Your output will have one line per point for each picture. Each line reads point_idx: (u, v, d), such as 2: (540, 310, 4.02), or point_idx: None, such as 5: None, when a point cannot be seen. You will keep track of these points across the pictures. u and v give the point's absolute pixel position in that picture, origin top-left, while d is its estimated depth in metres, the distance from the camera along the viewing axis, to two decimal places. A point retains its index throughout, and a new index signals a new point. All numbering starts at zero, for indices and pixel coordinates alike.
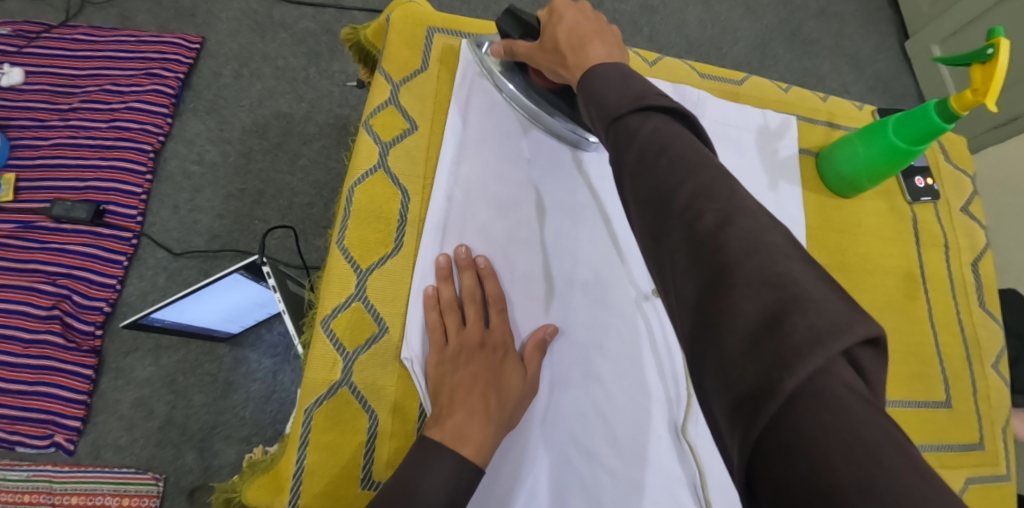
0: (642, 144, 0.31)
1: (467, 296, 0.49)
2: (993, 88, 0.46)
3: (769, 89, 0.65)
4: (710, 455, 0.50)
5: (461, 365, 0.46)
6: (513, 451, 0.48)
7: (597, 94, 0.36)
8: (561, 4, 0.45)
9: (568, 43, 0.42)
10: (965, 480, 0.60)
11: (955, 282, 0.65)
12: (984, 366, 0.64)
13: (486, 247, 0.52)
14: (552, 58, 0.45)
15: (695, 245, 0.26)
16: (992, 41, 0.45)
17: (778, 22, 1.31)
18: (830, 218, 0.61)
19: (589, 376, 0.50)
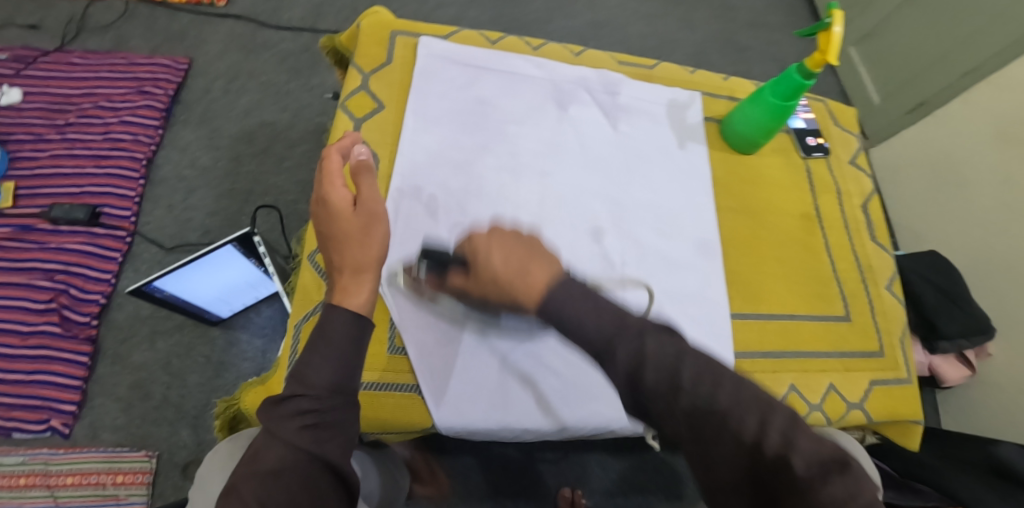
0: (654, 373, 0.36)
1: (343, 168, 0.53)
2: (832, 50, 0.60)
3: (678, 72, 0.80)
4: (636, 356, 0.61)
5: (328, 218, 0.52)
6: (471, 359, 0.57)
7: (573, 321, 0.40)
8: (483, 242, 0.46)
9: (504, 278, 0.43)
10: (869, 382, 0.71)
11: (849, 221, 0.79)
12: (879, 288, 0.77)
13: (444, 198, 0.62)
14: (486, 290, 0.46)
15: (742, 452, 0.32)
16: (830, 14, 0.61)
17: (710, 33, 1.48)
18: (735, 171, 0.76)
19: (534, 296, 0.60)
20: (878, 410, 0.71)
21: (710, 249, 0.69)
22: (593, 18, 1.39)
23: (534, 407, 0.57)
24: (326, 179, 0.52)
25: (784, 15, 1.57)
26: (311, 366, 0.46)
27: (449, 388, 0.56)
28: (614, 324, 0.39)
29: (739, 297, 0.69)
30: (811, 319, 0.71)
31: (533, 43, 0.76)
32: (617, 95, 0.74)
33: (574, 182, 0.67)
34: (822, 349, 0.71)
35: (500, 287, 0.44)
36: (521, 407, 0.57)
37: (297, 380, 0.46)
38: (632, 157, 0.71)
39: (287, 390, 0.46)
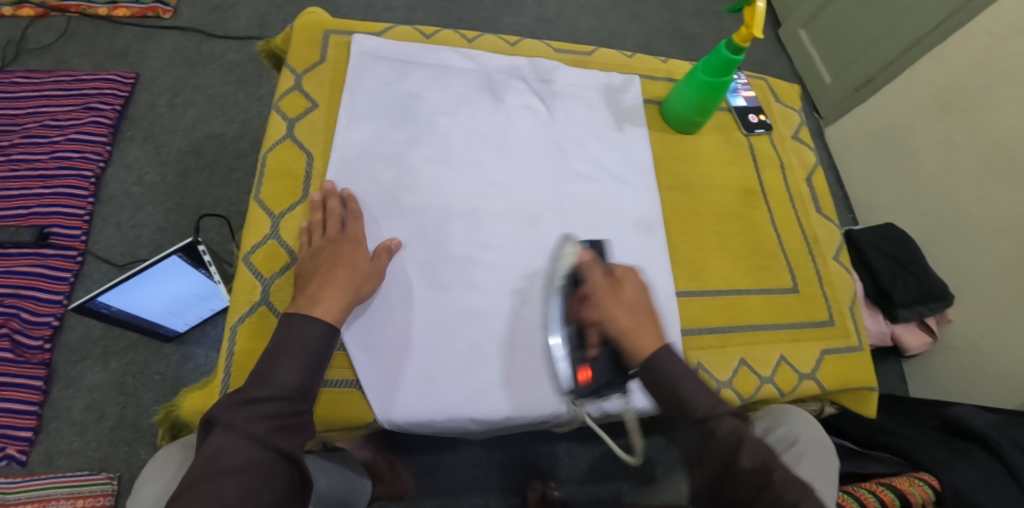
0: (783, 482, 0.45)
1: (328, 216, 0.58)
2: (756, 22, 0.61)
3: (615, 57, 0.80)
4: None
5: (319, 255, 0.56)
6: (406, 351, 0.56)
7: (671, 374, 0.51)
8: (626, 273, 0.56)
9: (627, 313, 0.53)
10: (820, 352, 0.72)
11: (793, 194, 0.80)
12: (826, 258, 0.78)
13: (376, 190, 0.62)
14: (616, 310, 0.54)
15: None
16: None
17: (661, 22, 1.50)
18: (672, 150, 0.75)
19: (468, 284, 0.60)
20: (831, 379, 0.71)
21: (652, 226, 0.68)
22: (541, 14, 1.40)
23: (480, 392, 0.56)
24: (332, 221, 0.58)
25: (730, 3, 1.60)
26: (284, 370, 0.48)
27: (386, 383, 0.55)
28: (702, 392, 0.51)
29: (681, 276, 0.68)
30: (758, 293, 0.71)
31: (468, 36, 0.76)
32: (552, 82, 0.74)
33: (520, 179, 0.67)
34: (771, 322, 0.70)
35: (622, 311, 0.53)
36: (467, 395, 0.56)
37: (268, 384, 0.47)
38: (564, 141, 0.70)
39: (255, 392, 0.47)
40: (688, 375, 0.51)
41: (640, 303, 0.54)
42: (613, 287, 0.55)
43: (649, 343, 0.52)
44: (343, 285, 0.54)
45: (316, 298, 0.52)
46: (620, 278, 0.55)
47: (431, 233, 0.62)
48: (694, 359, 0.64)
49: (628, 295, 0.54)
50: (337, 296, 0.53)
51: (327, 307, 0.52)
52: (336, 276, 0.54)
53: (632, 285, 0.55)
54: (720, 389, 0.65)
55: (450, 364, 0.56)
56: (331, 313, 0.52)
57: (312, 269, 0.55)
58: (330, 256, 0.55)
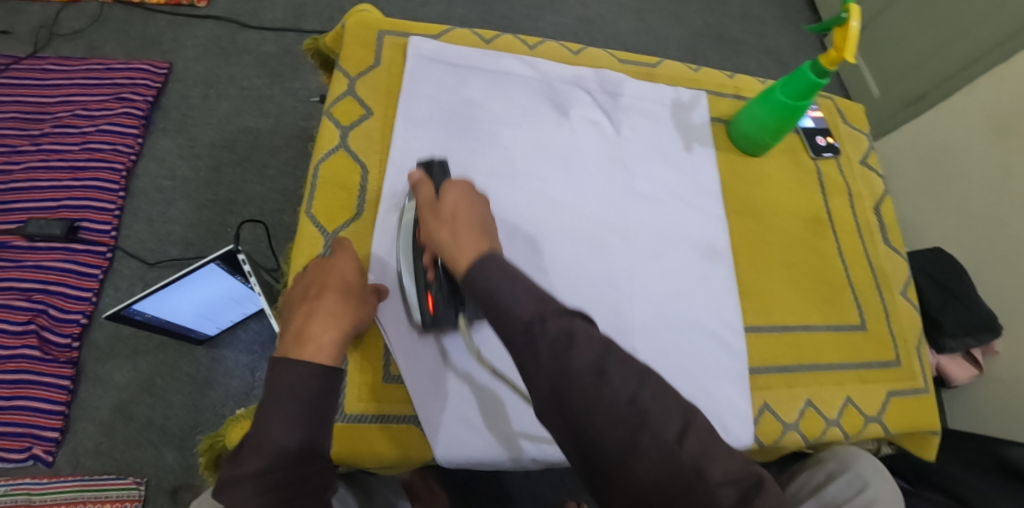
0: None
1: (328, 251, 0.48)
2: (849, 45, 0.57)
3: (680, 69, 0.76)
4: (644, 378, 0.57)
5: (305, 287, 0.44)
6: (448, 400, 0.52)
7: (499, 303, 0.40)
8: (454, 186, 0.49)
9: (449, 223, 0.47)
10: (886, 394, 0.68)
11: (861, 225, 0.76)
12: (894, 294, 0.74)
13: None
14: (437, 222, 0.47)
15: None
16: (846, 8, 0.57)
17: (705, 27, 1.45)
18: (740, 173, 0.72)
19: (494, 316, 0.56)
20: (897, 422, 0.68)
21: (720, 254, 0.65)
22: (584, 14, 1.35)
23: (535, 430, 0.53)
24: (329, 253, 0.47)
25: (776, 8, 1.55)
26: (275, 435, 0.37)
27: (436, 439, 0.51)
28: (536, 296, 0.40)
29: (749, 309, 0.65)
30: (825, 329, 0.68)
31: (529, 41, 0.73)
32: (618, 96, 0.70)
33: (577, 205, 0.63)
34: (838, 361, 0.67)
35: (452, 221, 0.47)
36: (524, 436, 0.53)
37: (259, 451, 0.37)
38: (630, 161, 0.67)
39: (247, 461, 0.37)
40: (500, 269, 0.42)
41: (474, 219, 0.47)
42: (434, 201, 0.49)
43: (465, 251, 0.44)
44: (336, 321, 0.42)
45: (303, 337, 0.40)
46: (442, 192, 0.49)
47: None
48: (762, 399, 0.61)
49: (453, 207, 0.48)
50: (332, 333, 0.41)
51: (317, 351, 0.40)
52: (325, 310, 0.42)
53: (454, 196, 0.48)
54: (786, 431, 0.61)
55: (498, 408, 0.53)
56: (323, 357, 0.40)
57: (298, 303, 0.43)
58: (316, 286, 0.44)
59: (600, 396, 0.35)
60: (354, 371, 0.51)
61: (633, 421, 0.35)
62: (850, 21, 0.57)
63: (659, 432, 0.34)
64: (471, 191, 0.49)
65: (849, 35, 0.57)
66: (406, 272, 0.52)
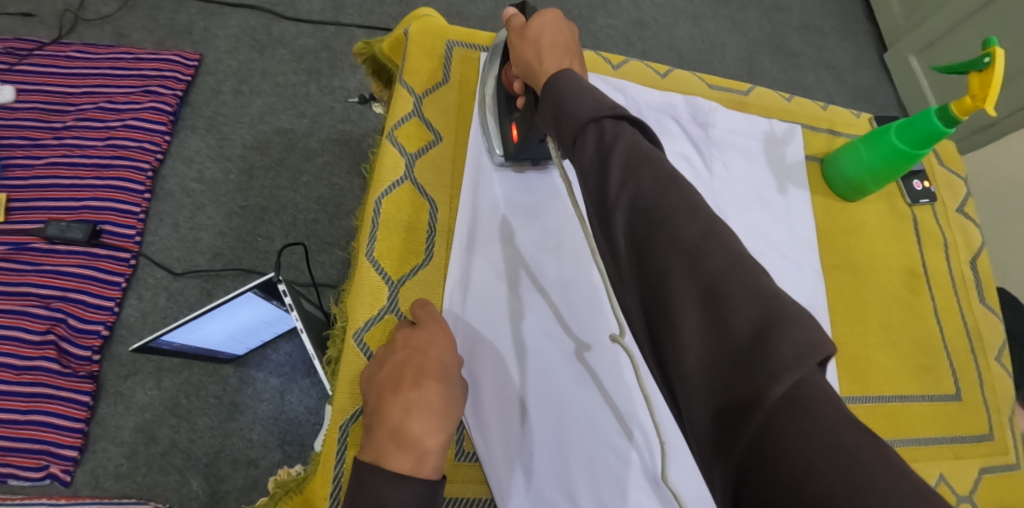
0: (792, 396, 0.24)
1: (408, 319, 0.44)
2: (992, 94, 0.50)
3: (772, 98, 0.69)
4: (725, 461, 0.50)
5: (395, 368, 0.39)
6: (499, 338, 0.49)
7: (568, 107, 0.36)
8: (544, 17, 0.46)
9: (536, 50, 0.44)
10: (979, 470, 0.62)
11: (956, 279, 0.69)
12: (987, 359, 0.68)
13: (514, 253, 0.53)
14: (525, 48, 0.45)
15: None
16: (989, 50, 0.50)
17: (764, 36, 1.36)
18: (836, 220, 0.65)
19: (558, 253, 0.54)
20: (989, 503, 0.62)
21: (818, 315, 0.59)
22: (637, 18, 1.27)
23: (580, 381, 0.49)
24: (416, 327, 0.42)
25: (836, 19, 1.46)
26: None
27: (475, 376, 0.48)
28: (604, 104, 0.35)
29: (846, 377, 0.59)
30: (920, 400, 0.61)
31: (613, 60, 0.64)
32: (710, 127, 0.63)
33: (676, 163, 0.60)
34: (932, 434, 0.61)
35: (534, 46, 0.44)
36: (567, 388, 0.49)
37: None
38: (724, 204, 0.60)
39: None
40: (570, 82, 0.39)
41: (564, 41, 0.44)
42: (519, 29, 0.46)
43: (551, 62, 0.42)
44: (438, 418, 0.36)
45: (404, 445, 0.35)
46: (527, 22, 0.46)
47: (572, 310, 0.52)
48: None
49: (539, 33, 0.44)
50: (433, 433, 0.36)
51: (421, 459, 0.34)
52: (423, 404, 0.36)
53: (544, 21, 0.45)
54: None
55: (546, 357, 0.50)
56: (426, 466, 0.34)
57: (390, 388, 0.38)
58: (411, 369, 0.38)
59: (654, 188, 0.30)
60: None
61: (655, 216, 0.29)
62: (994, 65, 0.49)
63: (676, 231, 0.28)
64: (561, 19, 0.46)
65: (992, 80, 0.50)
66: (491, 113, 0.55)
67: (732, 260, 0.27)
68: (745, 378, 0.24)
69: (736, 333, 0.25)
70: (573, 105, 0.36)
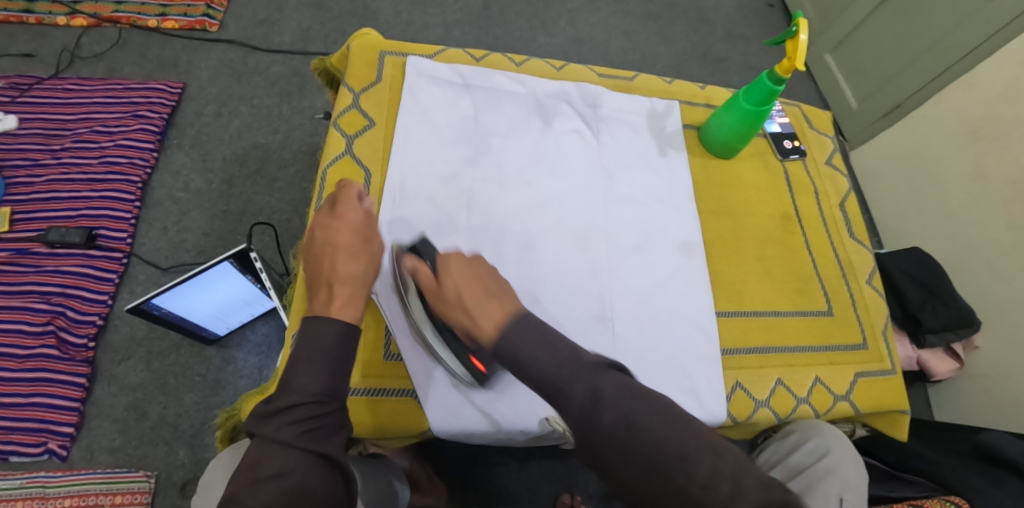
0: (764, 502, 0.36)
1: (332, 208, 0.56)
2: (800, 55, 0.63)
3: (656, 82, 0.84)
4: None
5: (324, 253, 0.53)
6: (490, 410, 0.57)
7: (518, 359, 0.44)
8: (451, 262, 0.50)
9: (462, 304, 0.48)
10: (855, 375, 0.69)
11: (827, 221, 0.80)
12: (860, 283, 0.77)
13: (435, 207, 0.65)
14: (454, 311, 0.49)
15: None
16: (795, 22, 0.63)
17: (690, 45, 1.53)
18: (713, 175, 0.78)
19: (469, 206, 0.66)
20: (867, 403, 0.69)
21: (696, 250, 0.71)
22: (574, 35, 1.44)
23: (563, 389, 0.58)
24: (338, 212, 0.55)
25: (758, 27, 1.63)
26: (303, 375, 0.47)
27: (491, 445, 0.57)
28: (553, 364, 0.43)
29: (723, 296, 0.70)
30: (793, 314, 0.71)
31: (516, 59, 0.81)
32: (599, 107, 0.77)
33: (565, 183, 0.71)
34: (805, 344, 0.69)
35: (464, 309, 0.48)
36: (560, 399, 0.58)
37: (290, 391, 0.46)
38: (612, 165, 0.74)
39: (279, 401, 0.46)
40: (531, 338, 0.45)
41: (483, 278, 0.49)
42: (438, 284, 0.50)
43: (484, 322, 0.46)
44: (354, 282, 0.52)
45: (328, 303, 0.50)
46: (442, 279, 0.50)
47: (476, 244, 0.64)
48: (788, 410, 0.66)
49: (454, 283, 0.49)
50: (351, 292, 0.51)
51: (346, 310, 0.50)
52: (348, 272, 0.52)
53: (455, 273, 0.49)
54: (757, 408, 0.65)
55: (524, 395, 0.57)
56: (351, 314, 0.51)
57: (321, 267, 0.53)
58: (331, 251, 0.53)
59: (600, 416, 0.40)
60: (361, 349, 0.57)
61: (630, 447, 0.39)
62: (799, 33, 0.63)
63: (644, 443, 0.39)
64: (466, 261, 0.50)
65: (799, 46, 0.63)
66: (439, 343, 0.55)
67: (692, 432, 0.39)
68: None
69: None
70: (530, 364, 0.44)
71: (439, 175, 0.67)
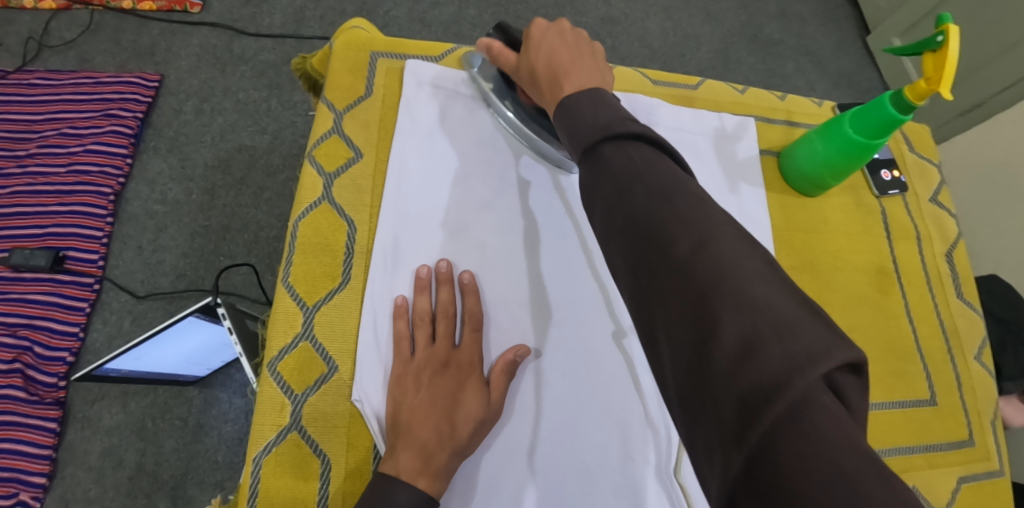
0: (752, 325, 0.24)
1: (441, 311, 0.48)
2: (946, 78, 0.44)
3: (723, 91, 0.67)
4: (690, 480, 0.47)
5: (424, 385, 0.44)
6: (587, 438, 0.47)
7: (573, 120, 0.36)
8: (539, 31, 0.46)
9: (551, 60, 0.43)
10: (958, 480, 0.57)
11: (930, 274, 0.65)
12: (967, 359, 0.62)
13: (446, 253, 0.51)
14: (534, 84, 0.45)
15: None
16: (942, 29, 0.44)
17: (740, 25, 1.32)
18: (795, 218, 0.62)
19: (485, 266, 0.52)
20: None
21: None
22: (607, 14, 1.25)
23: (614, 310, 0.52)
24: (439, 329, 0.47)
25: (818, 2, 1.41)
26: None
27: (625, 478, 0.46)
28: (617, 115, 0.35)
29: None
30: (889, 406, 0.57)
31: None
32: (652, 126, 0.61)
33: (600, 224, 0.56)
34: (904, 443, 0.56)
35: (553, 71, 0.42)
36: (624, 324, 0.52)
37: None
38: None
39: None
40: (598, 104, 0.36)
41: (568, 48, 0.43)
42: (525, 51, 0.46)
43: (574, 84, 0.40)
44: (452, 446, 0.41)
45: (420, 461, 0.40)
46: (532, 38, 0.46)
47: (496, 319, 0.50)
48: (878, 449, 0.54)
49: (548, 43, 0.44)
50: (449, 453, 0.41)
51: (436, 483, 0.40)
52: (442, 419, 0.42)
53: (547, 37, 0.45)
54: None
55: (601, 426, 0.48)
56: (437, 489, 0.40)
57: (413, 407, 0.43)
58: (433, 389, 0.44)
59: (626, 192, 0.31)
60: (338, 476, 0.44)
61: (647, 234, 0.29)
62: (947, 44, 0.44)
63: (670, 249, 0.28)
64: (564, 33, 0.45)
65: (946, 61, 0.45)
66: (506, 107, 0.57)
67: (728, 265, 0.26)
68: (718, 406, 0.24)
69: (721, 351, 0.24)
70: (587, 115, 0.35)
71: (440, 222, 0.53)
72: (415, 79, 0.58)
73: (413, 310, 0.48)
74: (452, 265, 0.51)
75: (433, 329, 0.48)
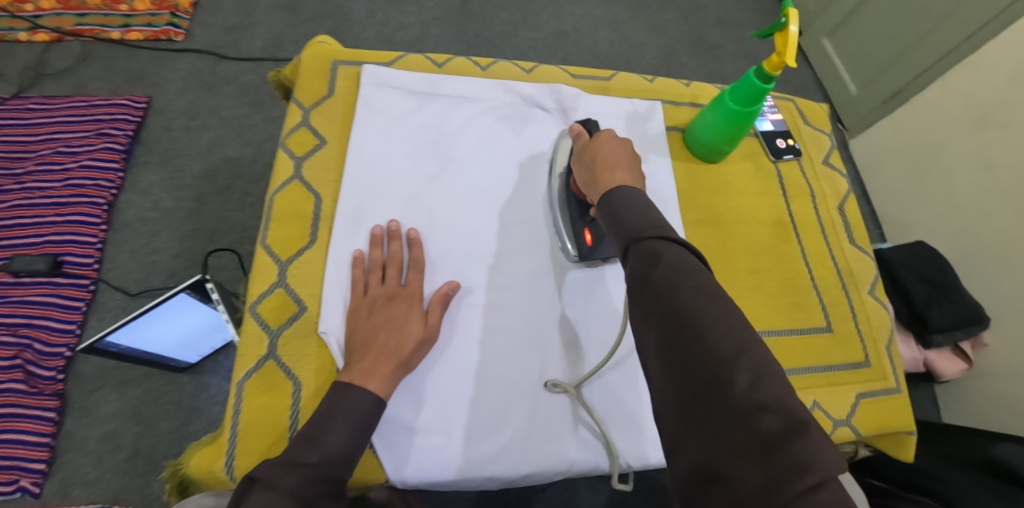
0: (782, 420, 0.32)
1: (391, 259, 0.57)
2: (788, 54, 0.56)
3: (635, 81, 0.78)
4: (602, 392, 0.58)
5: (373, 312, 0.53)
6: (516, 360, 0.57)
7: (626, 217, 0.47)
8: (607, 137, 0.57)
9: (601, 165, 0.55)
10: (856, 396, 0.65)
11: (825, 224, 0.75)
12: (862, 293, 0.71)
13: (398, 214, 0.61)
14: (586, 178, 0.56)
15: None
16: (785, 13, 0.55)
17: (680, 34, 1.46)
18: (700, 181, 0.72)
19: (430, 225, 0.61)
20: (869, 426, 0.64)
21: None
22: (558, 28, 1.38)
23: (547, 314, 0.60)
24: (391, 273, 0.56)
25: (752, 11, 1.55)
26: (331, 432, 0.46)
27: (545, 394, 0.56)
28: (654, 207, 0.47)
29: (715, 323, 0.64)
30: (788, 333, 0.66)
31: (482, 63, 0.75)
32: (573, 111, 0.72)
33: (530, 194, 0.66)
34: (804, 364, 0.64)
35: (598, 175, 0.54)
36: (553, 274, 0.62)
37: (316, 447, 0.45)
38: None
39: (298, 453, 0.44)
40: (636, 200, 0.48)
41: (622, 158, 0.55)
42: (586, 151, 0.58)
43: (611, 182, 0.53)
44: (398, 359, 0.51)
45: (369, 368, 0.49)
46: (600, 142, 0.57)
47: (438, 267, 0.59)
48: None
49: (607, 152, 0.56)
50: (392, 365, 0.50)
51: (383, 385, 0.49)
52: (390, 338, 0.51)
53: (612, 149, 0.56)
54: None
55: (527, 351, 0.57)
56: (386, 391, 0.49)
57: (365, 330, 0.52)
58: (385, 316, 0.53)
59: (674, 274, 0.40)
60: (309, 394, 0.52)
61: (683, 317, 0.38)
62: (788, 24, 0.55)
63: (709, 340, 0.36)
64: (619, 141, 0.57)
65: (788, 43, 0.56)
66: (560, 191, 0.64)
67: (763, 369, 0.35)
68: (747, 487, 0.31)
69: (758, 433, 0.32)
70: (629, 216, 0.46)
71: (392, 191, 0.62)
72: (373, 78, 0.69)
73: (368, 260, 0.57)
74: (402, 225, 0.60)
75: (384, 274, 0.57)
